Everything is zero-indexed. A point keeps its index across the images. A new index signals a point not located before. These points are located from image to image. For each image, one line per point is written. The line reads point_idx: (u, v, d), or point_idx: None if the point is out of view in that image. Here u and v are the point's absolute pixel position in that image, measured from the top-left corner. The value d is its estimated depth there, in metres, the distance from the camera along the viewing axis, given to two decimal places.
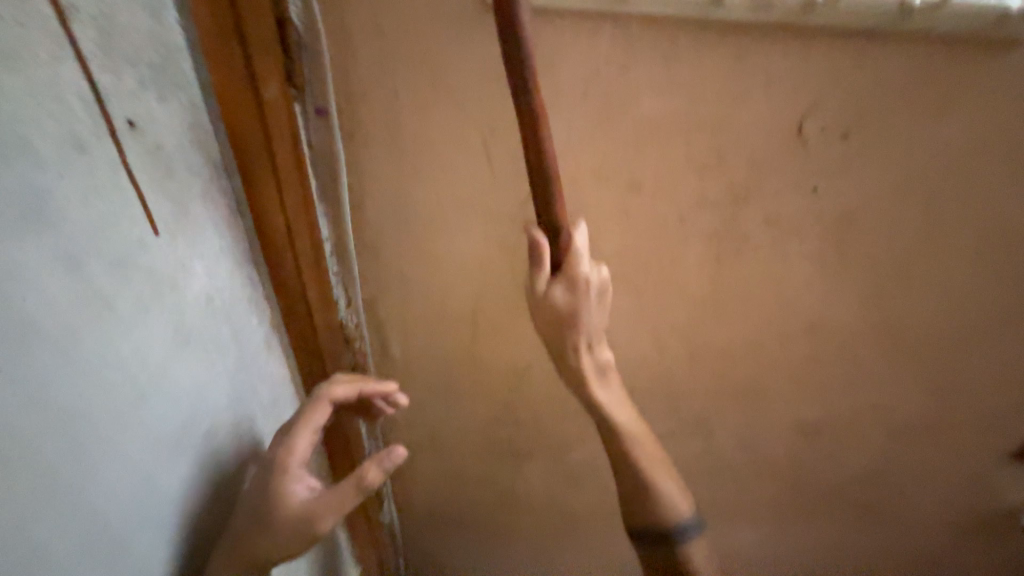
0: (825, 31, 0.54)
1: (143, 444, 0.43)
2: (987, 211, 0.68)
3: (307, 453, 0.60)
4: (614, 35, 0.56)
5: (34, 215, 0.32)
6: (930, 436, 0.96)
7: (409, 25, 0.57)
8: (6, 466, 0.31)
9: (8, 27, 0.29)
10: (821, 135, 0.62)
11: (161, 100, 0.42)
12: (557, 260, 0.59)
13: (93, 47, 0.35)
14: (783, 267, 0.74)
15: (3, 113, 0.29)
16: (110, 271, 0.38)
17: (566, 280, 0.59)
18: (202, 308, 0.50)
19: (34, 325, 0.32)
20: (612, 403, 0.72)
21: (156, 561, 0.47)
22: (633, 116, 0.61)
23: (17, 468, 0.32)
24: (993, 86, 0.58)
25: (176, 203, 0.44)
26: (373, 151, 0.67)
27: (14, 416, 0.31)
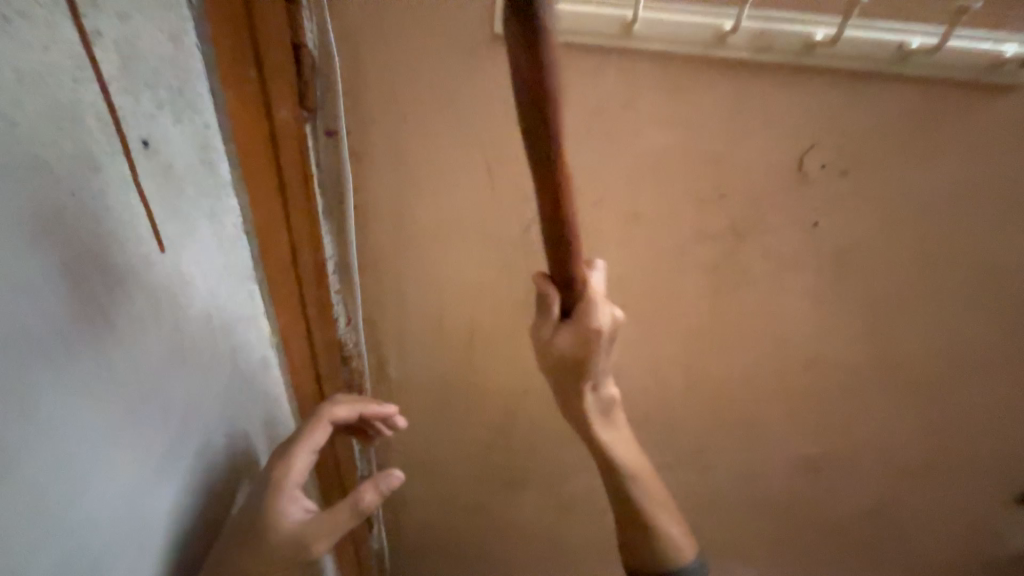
0: (823, 72, 0.56)
1: (134, 462, 0.42)
2: (985, 250, 0.69)
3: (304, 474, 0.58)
4: (618, 70, 0.57)
5: (43, 230, 0.32)
6: (934, 475, 0.94)
7: (420, 54, 0.59)
8: None
9: (35, 49, 0.30)
10: (821, 172, 0.63)
11: (177, 120, 0.43)
12: (567, 307, 0.54)
13: (114, 69, 0.36)
14: (784, 299, 0.74)
15: (23, 130, 0.30)
16: (114, 287, 0.38)
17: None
18: (202, 324, 0.49)
19: (34, 339, 0.32)
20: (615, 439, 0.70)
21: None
22: (636, 147, 0.63)
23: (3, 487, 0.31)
24: (989, 129, 0.59)
25: (184, 219, 0.45)
26: (380, 173, 0.68)
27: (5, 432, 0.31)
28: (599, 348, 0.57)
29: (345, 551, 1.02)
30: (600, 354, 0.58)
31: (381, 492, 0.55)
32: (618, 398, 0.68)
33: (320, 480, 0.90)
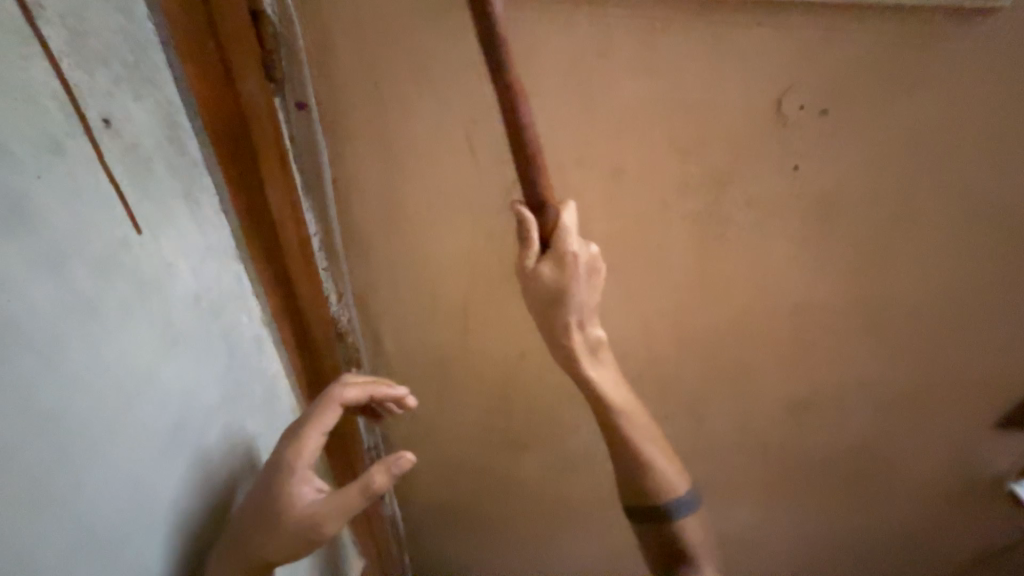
0: (800, 9, 0.55)
1: (137, 440, 0.44)
2: (965, 184, 0.69)
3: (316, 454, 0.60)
4: (591, 20, 0.56)
5: (14, 215, 0.32)
6: (917, 408, 0.98)
7: (385, 16, 0.57)
8: None
9: None
10: (800, 114, 0.62)
11: (137, 98, 0.41)
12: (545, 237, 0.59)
13: (64, 46, 0.35)
14: (768, 248, 0.75)
15: None
16: (92, 272, 0.38)
17: (556, 260, 0.59)
18: (189, 306, 0.50)
19: (19, 323, 0.33)
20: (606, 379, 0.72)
21: (152, 555, 0.48)
22: (613, 101, 0.62)
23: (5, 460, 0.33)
24: (967, 58, 0.59)
25: (158, 200, 0.44)
26: (356, 145, 0.67)
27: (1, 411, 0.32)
28: (578, 282, 0.61)
29: (359, 520, 1.07)
30: (581, 291, 0.62)
31: (392, 476, 0.57)
32: (605, 340, 0.71)
33: (328, 455, 0.94)
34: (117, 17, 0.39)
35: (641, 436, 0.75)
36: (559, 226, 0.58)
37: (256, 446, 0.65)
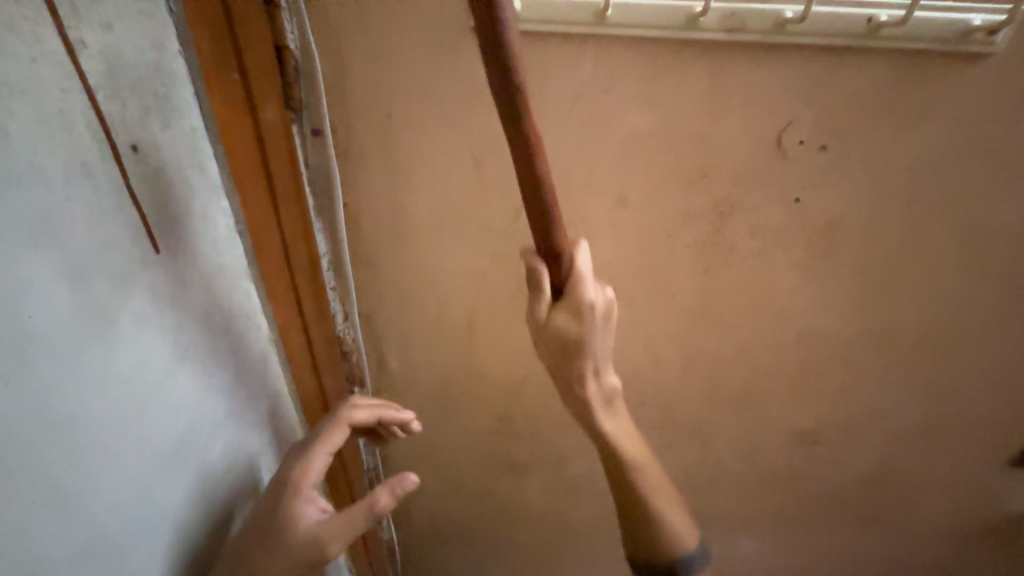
0: (798, 49, 0.57)
1: (142, 456, 0.44)
2: (970, 219, 0.69)
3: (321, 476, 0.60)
4: (595, 57, 0.58)
5: (41, 235, 0.34)
6: (928, 443, 0.96)
7: (400, 50, 0.60)
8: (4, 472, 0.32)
9: (21, 63, 0.32)
10: (800, 148, 0.63)
11: (166, 126, 0.43)
12: (557, 284, 0.57)
13: (101, 78, 0.37)
14: (771, 277, 0.75)
15: (13, 140, 0.31)
16: (113, 288, 0.39)
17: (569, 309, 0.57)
18: (200, 323, 0.51)
19: (39, 337, 0.34)
20: (618, 432, 0.71)
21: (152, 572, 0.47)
22: (617, 132, 0.64)
23: (15, 475, 0.33)
24: (967, 97, 0.59)
25: (179, 220, 0.46)
26: (368, 169, 0.69)
27: (15, 426, 0.33)
28: (595, 328, 0.58)
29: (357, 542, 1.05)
30: (597, 335, 0.59)
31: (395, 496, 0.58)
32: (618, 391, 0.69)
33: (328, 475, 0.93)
34: (152, 52, 0.41)
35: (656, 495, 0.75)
36: (574, 272, 0.56)
37: (259, 463, 0.65)
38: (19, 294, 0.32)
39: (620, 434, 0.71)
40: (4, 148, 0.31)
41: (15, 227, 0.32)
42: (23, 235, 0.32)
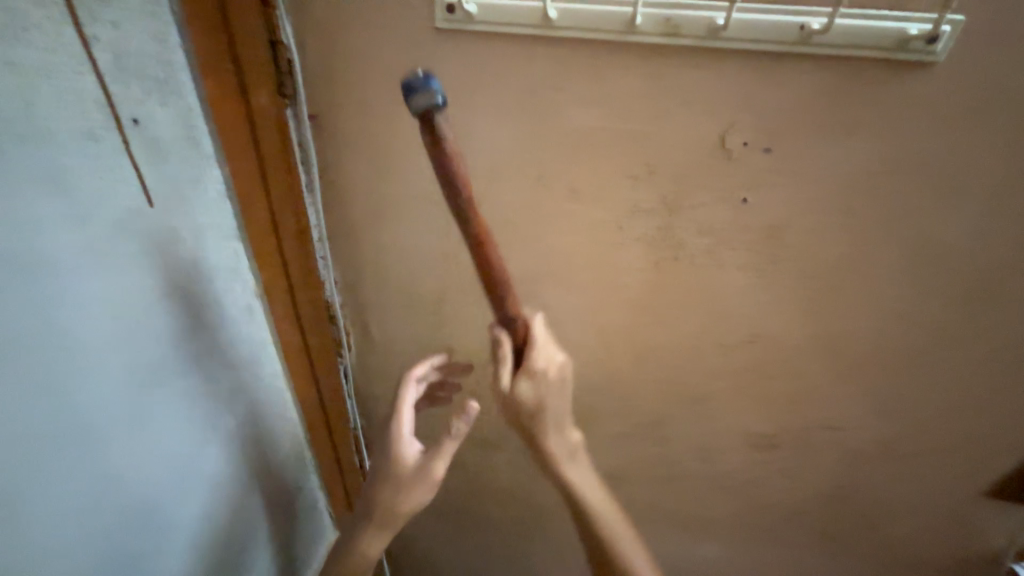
0: (737, 53, 0.59)
1: (116, 368, 0.54)
2: (923, 230, 0.68)
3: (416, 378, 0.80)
4: (545, 55, 0.64)
5: (47, 179, 0.43)
6: (889, 462, 0.94)
7: (375, 46, 0.68)
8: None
9: (36, 43, 0.40)
10: (743, 149, 0.66)
11: (163, 103, 0.52)
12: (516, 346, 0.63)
13: (109, 64, 0.46)
14: (720, 276, 0.77)
15: (31, 108, 0.40)
16: (104, 230, 0.49)
17: (528, 371, 0.64)
18: (188, 270, 0.60)
19: (35, 257, 0.43)
20: (583, 483, 0.74)
21: (126, 463, 0.58)
22: (566, 128, 0.69)
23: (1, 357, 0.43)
24: (910, 106, 0.59)
25: (169, 182, 0.55)
26: (350, 153, 0.77)
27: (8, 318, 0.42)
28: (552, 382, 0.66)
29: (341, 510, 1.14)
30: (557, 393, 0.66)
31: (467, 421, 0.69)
32: (582, 445, 0.73)
33: (316, 440, 0.99)
34: (154, 44, 0.50)
35: (603, 500, 0.76)
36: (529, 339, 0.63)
37: (238, 398, 0.76)
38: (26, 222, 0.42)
39: (585, 485, 0.74)
40: (22, 112, 0.40)
41: (24, 170, 0.41)
42: (32, 177, 0.41)
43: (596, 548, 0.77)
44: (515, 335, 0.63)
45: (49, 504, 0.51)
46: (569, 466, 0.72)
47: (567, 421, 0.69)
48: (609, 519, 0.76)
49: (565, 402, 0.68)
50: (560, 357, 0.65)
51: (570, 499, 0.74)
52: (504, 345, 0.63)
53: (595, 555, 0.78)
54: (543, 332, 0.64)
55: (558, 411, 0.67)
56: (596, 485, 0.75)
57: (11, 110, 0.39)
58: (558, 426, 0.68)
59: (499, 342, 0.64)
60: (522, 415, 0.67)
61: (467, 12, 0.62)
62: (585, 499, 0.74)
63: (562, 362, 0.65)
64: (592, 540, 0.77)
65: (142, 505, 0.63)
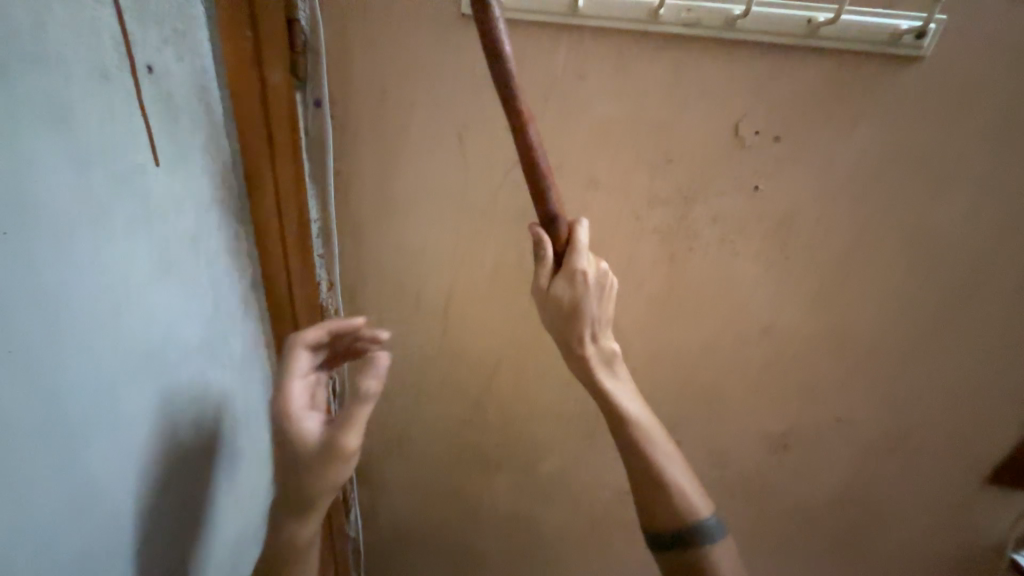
0: (750, 46, 0.63)
1: (115, 350, 0.45)
2: (919, 217, 0.73)
3: (314, 339, 0.66)
4: (569, 45, 0.65)
5: (52, 110, 0.37)
6: (897, 455, 0.95)
7: (396, 32, 0.67)
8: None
9: None
10: (756, 139, 0.69)
11: (177, 57, 0.49)
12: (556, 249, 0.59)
13: (129, 2, 0.42)
14: (734, 267, 0.79)
15: (47, 26, 0.36)
16: (108, 183, 0.43)
17: (568, 274, 0.58)
18: (187, 245, 0.54)
19: (36, 198, 0.36)
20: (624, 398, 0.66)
21: (115, 476, 0.47)
22: (587, 117, 0.70)
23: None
24: (903, 100, 0.65)
25: (176, 143, 0.50)
26: (361, 145, 0.75)
27: (4, 267, 0.35)
28: (590, 295, 0.59)
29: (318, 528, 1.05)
30: (596, 305, 0.60)
31: (379, 379, 0.63)
32: (621, 354, 0.66)
33: None
34: None
35: (654, 434, 0.67)
36: (572, 242, 0.58)
37: (229, 403, 0.67)
38: (28, 153, 0.35)
39: (628, 402, 0.66)
40: (36, 27, 0.35)
41: (30, 92, 0.35)
42: (37, 103, 0.36)
43: (646, 485, 0.67)
44: (557, 234, 0.58)
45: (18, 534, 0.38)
46: (609, 382, 0.65)
47: (607, 324, 0.62)
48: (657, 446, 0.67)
49: (608, 305, 0.61)
50: (601, 265, 0.60)
51: (615, 422, 0.66)
52: (543, 244, 0.58)
53: (644, 497, 0.68)
54: (586, 236, 0.58)
55: (596, 314, 0.61)
56: (643, 420, 0.66)
57: (20, 21, 0.34)
58: (597, 331, 0.61)
59: (539, 241, 0.58)
60: (559, 314, 0.60)
61: None
62: (640, 426, 0.66)
63: (605, 270, 0.59)
64: (642, 479, 0.67)
65: (123, 543, 0.50)
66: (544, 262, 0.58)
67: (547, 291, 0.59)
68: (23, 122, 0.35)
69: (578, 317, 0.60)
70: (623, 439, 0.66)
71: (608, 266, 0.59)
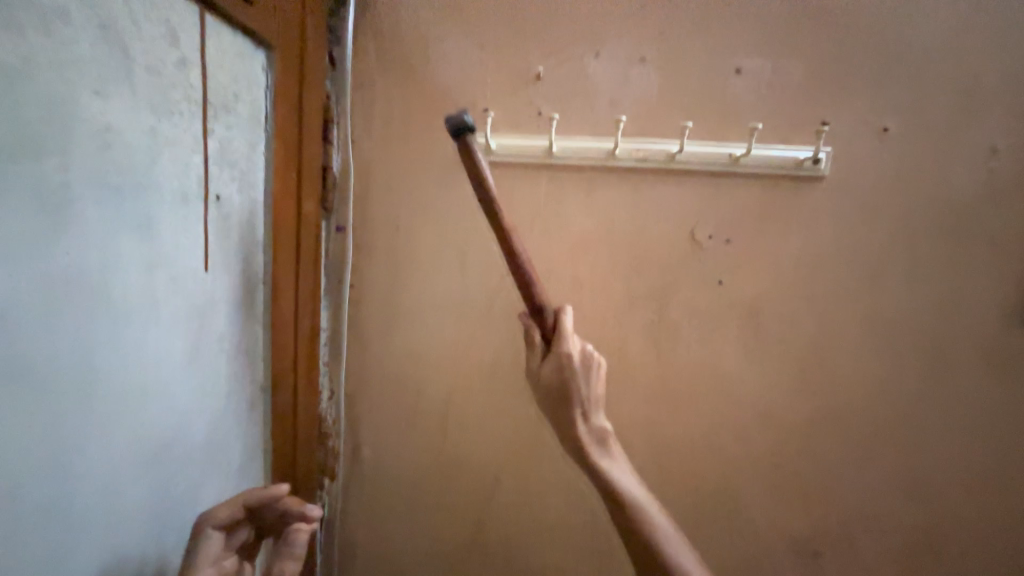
0: (690, 173, 0.81)
1: (129, 435, 0.48)
2: (868, 300, 0.82)
3: (229, 518, 0.53)
4: (549, 177, 0.82)
5: (142, 223, 0.47)
6: (939, 558, 0.87)
7: (409, 173, 0.83)
8: (24, 388, 0.37)
9: (177, 125, 0.51)
10: (711, 242, 0.82)
11: (238, 191, 0.63)
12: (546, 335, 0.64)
13: (214, 153, 0.57)
14: (717, 354, 0.85)
15: (156, 166, 0.49)
16: (165, 282, 0.51)
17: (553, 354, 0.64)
18: (213, 341, 0.60)
19: (108, 290, 0.44)
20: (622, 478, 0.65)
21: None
22: (568, 231, 0.83)
23: (39, 386, 0.38)
24: (820, 207, 0.81)
25: (224, 254, 0.61)
26: (374, 259, 0.86)
27: (65, 346, 0.40)
28: (578, 376, 0.64)
29: None
30: (583, 384, 0.63)
31: None
32: (614, 432, 0.67)
33: None
34: (245, 148, 0.64)
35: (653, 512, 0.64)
36: (559, 329, 0.63)
37: None
38: (115, 254, 0.44)
39: (625, 480, 0.65)
40: (148, 167, 0.48)
41: (130, 210, 0.46)
42: (133, 218, 0.46)
43: (652, 569, 0.63)
44: (544, 321, 0.64)
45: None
46: (605, 459, 0.65)
47: (598, 403, 0.65)
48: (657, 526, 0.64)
49: (597, 386, 0.64)
50: (586, 347, 0.65)
51: (611, 501, 0.64)
52: (532, 331, 0.65)
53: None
54: (570, 322, 0.64)
55: (585, 393, 0.64)
56: (643, 504, 0.64)
57: (137, 163, 0.46)
58: (587, 411, 0.64)
59: (529, 328, 0.65)
60: (551, 395, 0.64)
61: (488, 146, 0.80)
62: (639, 505, 0.64)
63: (590, 351, 0.64)
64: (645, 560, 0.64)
65: None
66: (535, 344, 0.65)
67: (536, 373, 0.65)
68: (118, 231, 0.45)
69: (567, 396, 0.64)
70: (622, 520, 0.64)
71: (591, 351, 0.63)
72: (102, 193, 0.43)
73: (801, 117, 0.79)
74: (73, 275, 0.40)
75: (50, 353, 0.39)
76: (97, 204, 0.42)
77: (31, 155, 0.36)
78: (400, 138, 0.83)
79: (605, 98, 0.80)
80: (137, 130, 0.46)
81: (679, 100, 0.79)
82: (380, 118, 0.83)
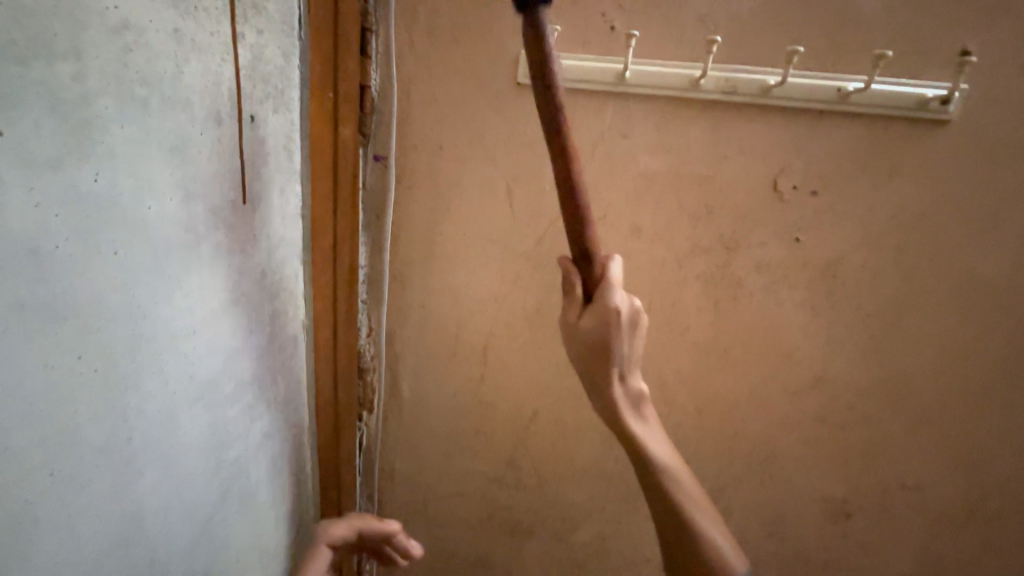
0: (784, 109, 0.69)
1: (179, 373, 0.46)
2: (963, 269, 0.73)
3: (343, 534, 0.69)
4: (616, 107, 0.71)
5: (174, 147, 0.42)
6: (974, 530, 0.86)
7: (455, 95, 0.74)
8: (69, 328, 0.34)
9: (205, 26, 0.43)
10: (794, 192, 0.72)
11: (274, 111, 0.56)
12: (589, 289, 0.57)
13: (246, 63, 0.50)
14: (780, 315, 0.79)
15: (183, 77, 0.42)
16: (205, 216, 0.47)
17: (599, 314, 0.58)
18: (256, 277, 0.57)
19: (145, 222, 0.40)
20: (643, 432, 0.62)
21: (160, 505, 0.46)
22: (631, 171, 0.74)
23: (85, 328, 0.36)
24: (934, 158, 0.69)
25: (262, 185, 0.56)
26: (416, 194, 0.79)
27: (105, 283, 0.37)
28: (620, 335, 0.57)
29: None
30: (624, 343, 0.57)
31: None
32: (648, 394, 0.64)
33: None
34: (279, 58, 0.56)
35: (690, 493, 0.62)
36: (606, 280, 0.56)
37: (271, 440, 0.66)
38: (147, 182, 0.39)
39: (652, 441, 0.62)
40: (175, 78, 0.41)
41: (159, 130, 0.40)
42: (164, 140, 0.41)
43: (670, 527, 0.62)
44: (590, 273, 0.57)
45: (66, 558, 0.36)
46: (635, 421, 0.62)
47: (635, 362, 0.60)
48: (697, 515, 0.61)
49: (637, 342, 0.59)
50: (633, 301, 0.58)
51: (649, 485, 0.62)
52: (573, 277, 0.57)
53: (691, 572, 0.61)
54: (620, 274, 0.57)
55: (625, 352, 0.58)
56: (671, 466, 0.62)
57: (163, 73, 0.40)
58: (624, 372, 0.59)
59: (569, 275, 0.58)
60: (587, 350, 0.59)
61: None
62: (660, 464, 0.62)
63: (637, 306, 0.58)
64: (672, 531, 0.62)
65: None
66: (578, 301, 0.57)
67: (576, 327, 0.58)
68: (151, 156, 0.39)
69: (606, 356, 0.58)
70: (647, 474, 0.62)
71: (639, 305, 0.57)
72: (128, 108, 0.37)
73: (938, 42, 0.64)
74: (106, 204, 0.36)
75: (91, 291, 0.36)
76: (123, 122, 0.36)
77: (44, 56, 0.30)
78: (447, 53, 0.72)
79: (696, 8, 0.66)
80: (158, 30, 0.38)
81: (787, 14, 0.65)
82: (424, 26, 0.71)
